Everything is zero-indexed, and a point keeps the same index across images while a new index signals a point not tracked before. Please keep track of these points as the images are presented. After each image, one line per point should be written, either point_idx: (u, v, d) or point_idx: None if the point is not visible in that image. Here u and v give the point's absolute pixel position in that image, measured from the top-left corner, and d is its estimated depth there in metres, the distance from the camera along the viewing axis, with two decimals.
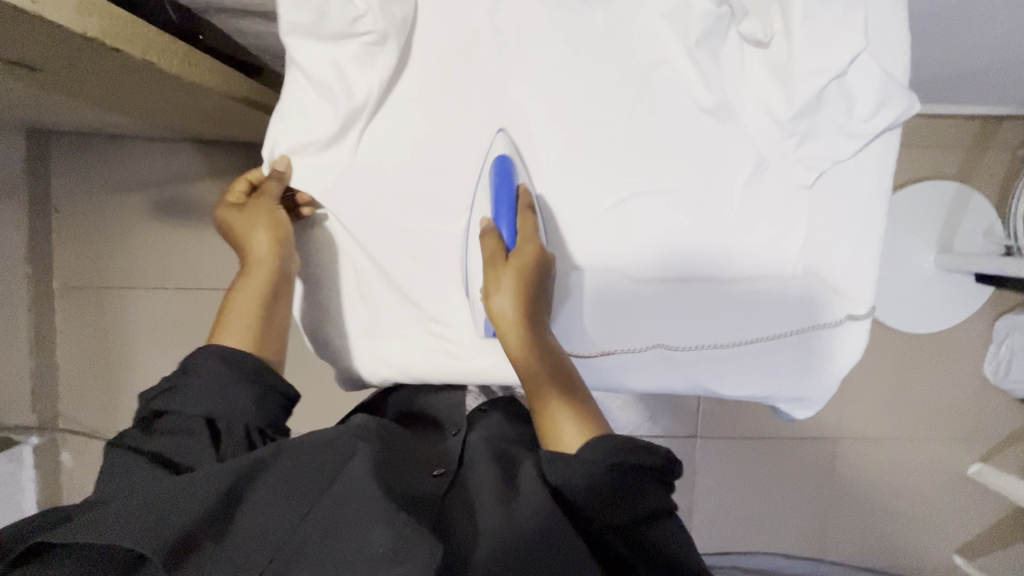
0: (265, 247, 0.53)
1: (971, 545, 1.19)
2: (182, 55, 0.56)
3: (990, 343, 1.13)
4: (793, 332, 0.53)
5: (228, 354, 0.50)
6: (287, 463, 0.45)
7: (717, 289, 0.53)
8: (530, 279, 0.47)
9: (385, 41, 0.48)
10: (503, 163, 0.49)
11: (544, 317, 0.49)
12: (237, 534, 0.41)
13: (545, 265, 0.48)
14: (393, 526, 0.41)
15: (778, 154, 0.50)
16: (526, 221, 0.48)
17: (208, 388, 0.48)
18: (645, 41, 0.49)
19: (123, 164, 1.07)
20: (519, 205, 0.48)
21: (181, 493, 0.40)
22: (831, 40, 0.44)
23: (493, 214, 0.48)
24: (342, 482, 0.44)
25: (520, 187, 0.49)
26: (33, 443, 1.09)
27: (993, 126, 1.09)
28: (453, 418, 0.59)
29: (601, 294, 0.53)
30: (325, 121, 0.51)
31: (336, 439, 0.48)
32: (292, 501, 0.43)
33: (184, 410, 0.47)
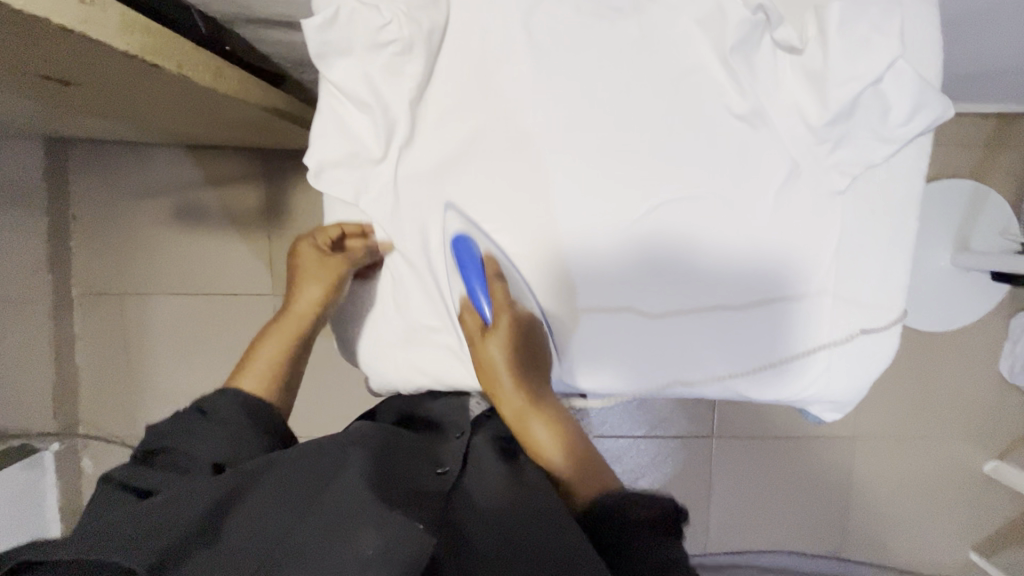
0: (313, 304, 0.57)
1: (988, 542, 1.19)
2: (214, 67, 0.57)
3: (1006, 341, 1.13)
4: (828, 340, 0.53)
5: (250, 399, 0.52)
6: (280, 467, 0.44)
7: (753, 298, 0.53)
8: (509, 350, 0.51)
9: (415, 50, 0.49)
10: (462, 241, 0.51)
11: (536, 379, 0.52)
12: (225, 539, 0.38)
13: (524, 328, 0.52)
14: (384, 527, 0.38)
15: (812, 159, 0.50)
16: (497, 290, 0.51)
17: (224, 433, 0.48)
18: (678, 48, 0.49)
19: (141, 171, 1.08)
20: (488, 272, 0.51)
21: (177, 513, 0.38)
22: (867, 47, 0.45)
23: (467, 291, 0.52)
24: (335, 485, 0.42)
25: (485, 256, 0.52)
26: (54, 449, 1.09)
27: (1010, 123, 1.08)
28: (458, 422, 0.55)
29: (596, 329, 0.54)
30: (365, 135, 0.52)
31: (326, 445, 0.46)
32: (285, 502, 0.41)
33: (187, 448, 0.47)
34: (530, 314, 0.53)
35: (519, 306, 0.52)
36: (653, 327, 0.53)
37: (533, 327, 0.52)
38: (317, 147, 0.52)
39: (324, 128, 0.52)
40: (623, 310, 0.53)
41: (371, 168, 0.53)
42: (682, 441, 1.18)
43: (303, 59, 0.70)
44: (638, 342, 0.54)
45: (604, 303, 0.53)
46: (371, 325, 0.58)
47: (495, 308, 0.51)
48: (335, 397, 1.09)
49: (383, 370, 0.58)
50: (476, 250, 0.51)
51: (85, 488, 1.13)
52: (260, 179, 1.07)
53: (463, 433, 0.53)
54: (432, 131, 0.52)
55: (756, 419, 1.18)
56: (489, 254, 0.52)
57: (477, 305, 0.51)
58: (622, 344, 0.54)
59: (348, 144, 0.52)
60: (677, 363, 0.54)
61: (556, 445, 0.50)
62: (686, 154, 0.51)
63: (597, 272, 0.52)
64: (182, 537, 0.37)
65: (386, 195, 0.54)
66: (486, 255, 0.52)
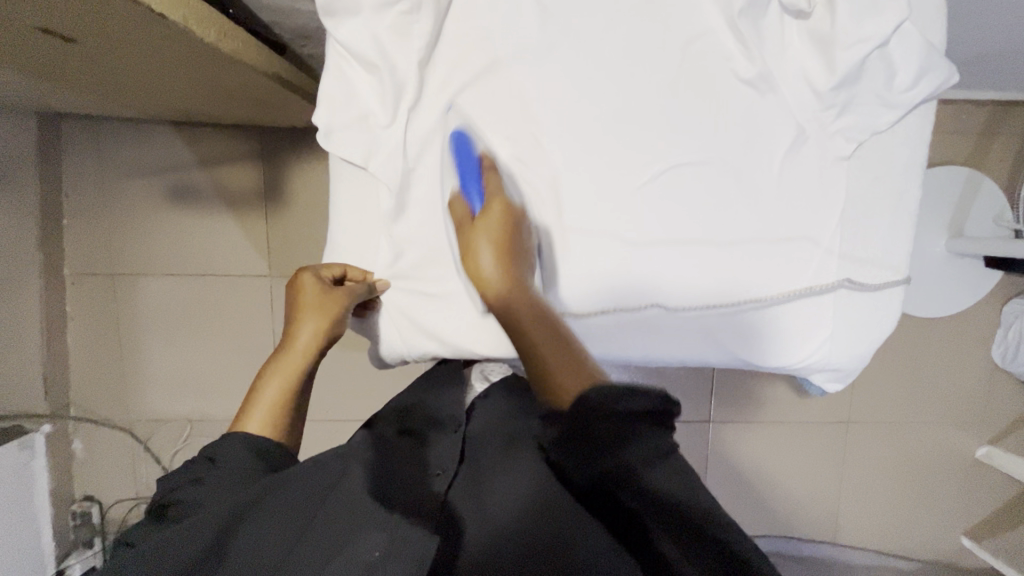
0: (317, 340, 0.52)
1: (980, 526, 1.20)
2: (219, 27, 0.56)
3: (999, 327, 1.14)
4: (831, 303, 0.54)
5: (253, 440, 0.47)
6: (280, 484, 0.42)
7: (742, 271, 0.53)
8: (497, 237, 0.47)
9: (424, 9, 0.49)
10: (460, 136, 0.50)
11: (526, 271, 0.48)
12: (237, 562, 0.38)
13: (515, 219, 0.49)
14: (387, 532, 0.39)
15: (817, 126, 0.51)
16: (490, 179, 0.49)
17: (234, 482, 0.44)
18: (686, 12, 0.49)
19: (137, 148, 1.06)
20: (482, 167, 0.49)
21: (180, 536, 0.38)
22: (875, 8, 0.45)
23: (460, 186, 0.49)
24: (334, 498, 0.42)
25: (482, 154, 0.50)
26: (45, 432, 1.07)
27: (1004, 111, 1.10)
28: (456, 417, 0.52)
29: (633, 339, 0.55)
30: (374, 96, 0.52)
31: (324, 462, 0.45)
32: (287, 524, 0.40)
33: (196, 495, 0.43)
34: (521, 211, 0.50)
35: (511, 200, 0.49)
36: (685, 319, 0.54)
37: (524, 222, 0.50)
38: (324, 112, 0.52)
39: (331, 90, 0.52)
40: (615, 283, 0.53)
41: (380, 133, 0.53)
42: (679, 426, 1.19)
43: (306, 29, 0.70)
44: (617, 332, 0.54)
45: (608, 269, 0.52)
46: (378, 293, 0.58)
47: (486, 197, 0.49)
48: (333, 379, 1.08)
49: (388, 336, 0.58)
50: (473, 147, 0.50)
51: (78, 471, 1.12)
52: (258, 158, 1.06)
53: (459, 426, 0.52)
54: (440, 93, 0.52)
55: (754, 404, 1.18)
56: (487, 154, 0.51)
57: (468, 197, 0.49)
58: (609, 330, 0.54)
59: (357, 108, 0.52)
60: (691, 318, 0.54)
61: (544, 336, 0.42)
62: (694, 119, 0.50)
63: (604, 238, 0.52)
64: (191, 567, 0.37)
65: (394, 157, 0.53)
66: (482, 154, 0.50)
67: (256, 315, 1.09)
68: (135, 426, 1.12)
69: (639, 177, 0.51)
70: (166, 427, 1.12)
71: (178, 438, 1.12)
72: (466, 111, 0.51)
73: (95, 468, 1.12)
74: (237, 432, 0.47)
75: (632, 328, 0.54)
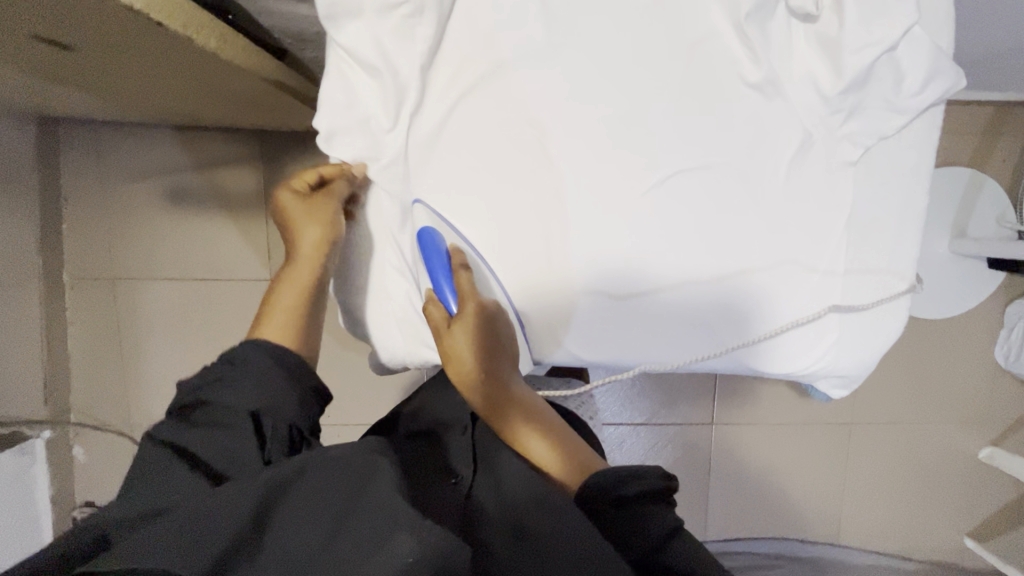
0: (316, 247, 0.56)
1: (983, 527, 1.20)
2: (219, 33, 0.55)
3: (1001, 328, 1.14)
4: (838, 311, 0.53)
5: (272, 351, 0.54)
6: (317, 470, 0.40)
7: (745, 278, 0.52)
8: (475, 341, 0.50)
9: (426, 13, 0.47)
10: (429, 236, 0.51)
11: (506, 366, 0.52)
12: (270, 549, 0.35)
13: (490, 317, 0.51)
14: (420, 533, 0.34)
15: (824, 129, 0.50)
16: (462, 280, 0.50)
17: (259, 382, 0.52)
18: (693, 15, 0.48)
19: (135, 152, 1.06)
20: (452, 263, 0.51)
21: (212, 515, 0.36)
22: (882, 12, 0.44)
23: (433, 285, 0.51)
24: (373, 489, 0.38)
25: (451, 249, 0.51)
26: (45, 438, 1.07)
27: (1007, 111, 1.09)
28: (461, 419, 0.56)
29: (638, 349, 0.54)
30: (376, 101, 0.51)
31: (356, 454, 0.42)
32: (322, 514, 0.37)
33: (226, 404, 0.49)
34: (496, 304, 0.52)
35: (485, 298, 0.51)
36: (687, 324, 0.53)
37: (500, 314, 0.52)
38: (324, 118, 0.51)
39: (331, 95, 0.50)
40: (613, 286, 0.52)
41: (382, 137, 0.52)
42: (682, 427, 1.18)
43: (305, 33, 0.69)
44: (612, 326, 0.54)
45: (602, 271, 0.52)
46: (380, 302, 0.58)
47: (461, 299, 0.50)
48: (335, 384, 1.07)
49: (386, 345, 0.59)
50: (442, 243, 0.51)
51: (78, 476, 1.11)
52: (258, 162, 1.05)
53: (466, 429, 0.55)
54: (442, 98, 0.51)
55: (756, 406, 1.18)
56: (456, 246, 0.52)
57: (443, 297, 0.51)
58: (600, 326, 0.54)
59: (359, 113, 0.51)
60: (693, 323, 0.53)
61: (528, 433, 0.51)
62: (699, 123, 0.50)
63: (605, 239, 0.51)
64: (223, 553, 0.34)
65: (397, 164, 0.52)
66: (452, 248, 0.52)
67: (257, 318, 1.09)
68: (137, 431, 1.12)
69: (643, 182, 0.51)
70: None
71: None
72: (430, 205, 0.53)
73: (95, 474, 1.12)
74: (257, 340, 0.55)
75: (635, 338, 0.54)
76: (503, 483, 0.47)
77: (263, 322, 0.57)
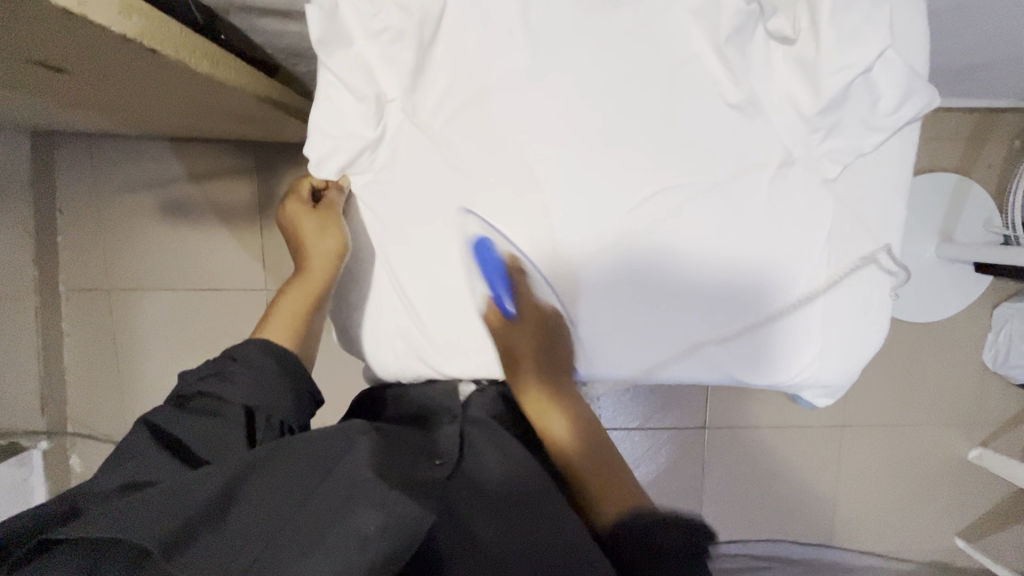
0: (325, 261, 0.58)
1: (973, 527, 1.22)
2: (211, 55, 0.56)
3: (989, 330, 1.16)
4: (822, 310, 0.55)
5: (271, 346, 0.55)
6: (284, 451, 0.43)
7: (732, 281, 0.54)
8: (534, 352, 0.54)
9: (410, 38, 0.48)
10: (482, 245, 0.52)
11: (562, 379, 0.56)
12: (235, 522, 0.39)
13: (548, 327, 0.54)
14: (382, 508, 0.37)
15: (804, 148, 0.51)
16: (521, 289, 0.53)
17: (258, 379, 0.52)
18: (674, 38, 0.49)
19: (129, 164, 1.07)
20: (508, 270, 0.53)
21: (190, 488, 0.40)
22: (859, 36, 0.46)
23: (490, 291, 0.54)
24: (338, 472, 0.40)
25: (505, 255, 0.52)
26: (43, 449, 1.08)
27: (993, 118, 1.11)
28: (452, 407, 0.55)
29: (632, 359, 0.56)
30: (361, 125, 0.50)
31: (330, 436, 0.44)
32: (287, 494, 0.40)
33: (226, 397, 0.50)
34: (553, 313, 0.54)
35: (545, 309, 0.54)
36: (684, 337, 0.55)
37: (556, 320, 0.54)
38: (313, 144, 0.51)
39: (320, 120, 0.50)
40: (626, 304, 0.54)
41: (370, 156, 0.52)
42: (675, 431, 1.20)
43: (296, 49, 0.70)
44: (626, 339, 0.55)
45: (598, 285, 0.53)
46: (370, 315, 0.59)
47: (519, 307, 0.54)
48: (331, 392, 1.08)
49: (377, 356, 0.59)
50: (495, 252, 0.52)
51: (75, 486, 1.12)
52: (252, 172, 1.06)
53: (456, 418, 0.53)
54: (431, 120, 0.51)
55: (748, 408, 1.19)
56: (510, 254, 0.52)
57: (500, 302, 0.54)
58: (613, 338, 0.55)
59: (346, 139, 0.50)
60: (693, 336, 0.55)
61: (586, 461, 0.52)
62: (682, 142, 0.51)
63: (630, 277, 0.53)
64: (192, 523, 0.38)
65: (383, 184, 0.53)
66: (505, 256, 0.52)
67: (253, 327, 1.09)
68: None
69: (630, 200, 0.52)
70: None
71: None
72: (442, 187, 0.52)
73: None
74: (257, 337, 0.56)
75: (633, 349, 0.55)
76: (477, 477, 0.46)
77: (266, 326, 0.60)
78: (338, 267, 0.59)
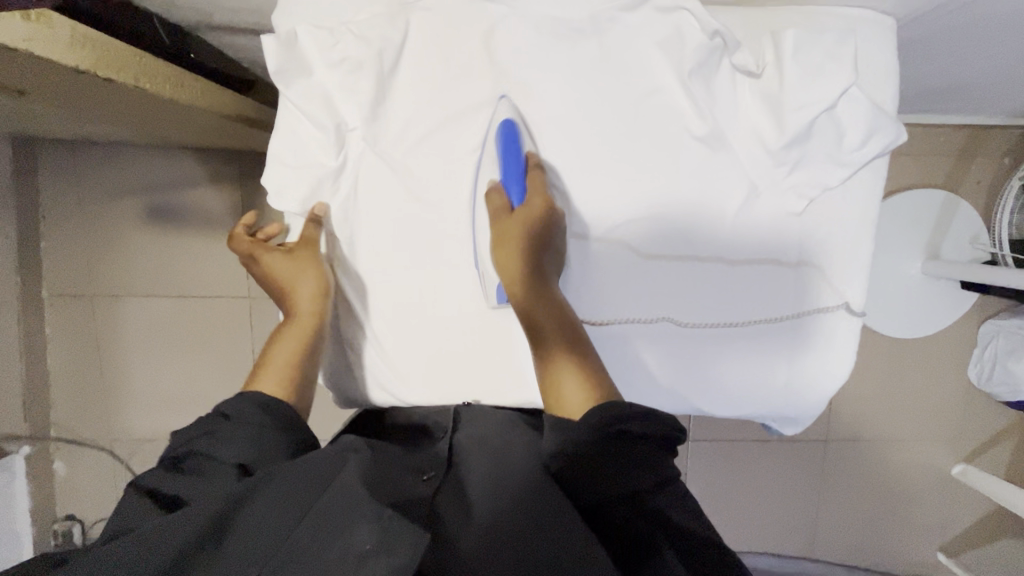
0: (311, 299, 0.52)
1: (955, 542, 1.22)
2: (174, 78, 0.56)
3: (975, 346, 1.16)
4: (785, 340, 0.54)
5: (265, 399, 0.48)
6: (284, 472, 0.40)
7: (694, 309, 0.53)
8: (534, 239, 0.48)
9: (369, 65, 0.48)
10: (508, 129, 0.48)
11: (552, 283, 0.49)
12: (231, 551, 0.35)
13: (552, 221, 0.49)
14: (378, 523, 0.35)
15: (770, 181, 0.51)
16: (534, 178, 0.49)
17: (250, 436, 0.44)
18: (639, 69, 0.48)
19: (112, 171, 1.06)
20: (528, 165, 0.49)
21: (176, 523, 0.36)
22: (823, 74, 0.46)
23: (503, 178, 0.49)
24: (333, 489, 0.38)
25: (527, 153, 0.49)
26: (25, 454, 1.08)
27: (981, 134, 1.10)
28: (444, 423, 0.53)
29: (613, 316, 0.53)
30: (322, 154, 0.50)
31: (327, 453, 0.42)
32: (281, 513, 0.37)
33: (215, 448, 0.43)
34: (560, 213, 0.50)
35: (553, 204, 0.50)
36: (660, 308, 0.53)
37: (556, 225, 0.49)
38: (271, 175, 0.51)
39: (281, 148, 0.51)
40: (633, 316, 0.53)
41: (329, 184, 0.51)
42: None
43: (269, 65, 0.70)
44: (641, 291, 0.53)
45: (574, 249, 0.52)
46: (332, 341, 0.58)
47: (526, 195, 0.49)
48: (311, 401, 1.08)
49: (339, 384, 0.58)
50: (520, 145, 0.49)
51: (58, 491, 1.12)
52: (234, 180, 1.05)
53: (448, 436, 0.50)
54: (392, 149, 0.50)
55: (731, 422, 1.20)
56: (533, 154, 0.49)
57: (508, 189, 0.49)
58: (624, 371, 0.54)
59: (305, 168, 0.51)
60: (675, 302, 0.53)
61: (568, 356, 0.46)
62: (648, 174, 0.50)
63: (646, 311, 0.53)
64: (185, 553, 0.35)
65: (343, 211, 0.52)
66: (528, 154, 0.49)
67: (236, 335, 1.09)
68: (117, 446, 1.12)
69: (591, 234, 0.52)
70: (148, 447, 1.12)
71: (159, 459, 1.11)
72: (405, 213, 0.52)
73: (75, 489, 1.13)
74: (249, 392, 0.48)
75: (614, 313, 0.53)
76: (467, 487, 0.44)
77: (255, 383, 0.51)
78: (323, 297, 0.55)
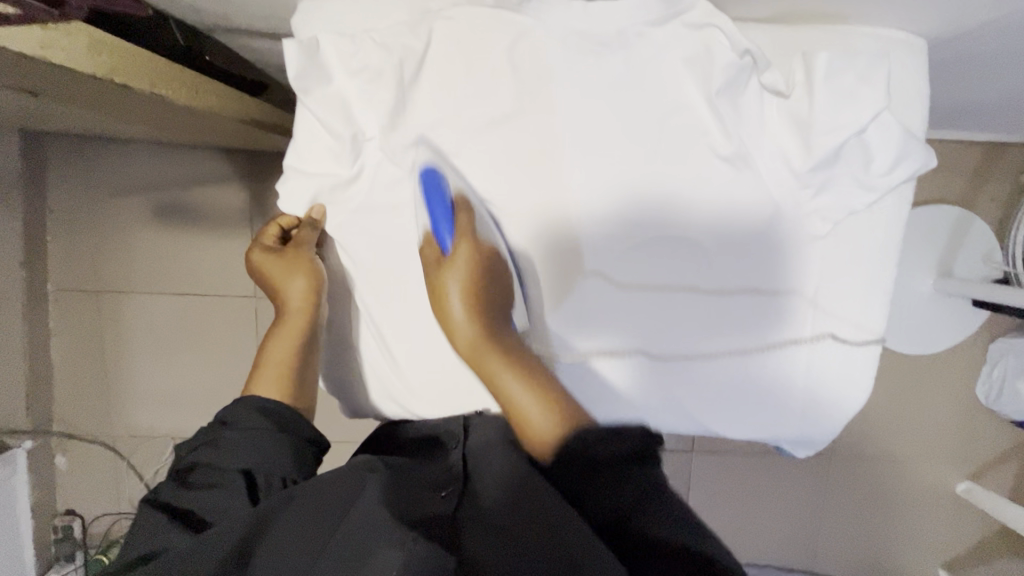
0: (303, 301, 0.54)
1: (958, 559, 1.21)
2: (190, 81, 0.56)
3: (984, 365, 1.15)
4: (803, 366, 0.53)
5: (262, 405, 0.50)
6: (303, 496, 0.41)
7: (708, 331, 0.53)
8: (466, 280, 0.48)
9: (390, 74, 0.47)
10: (429, 176, 0.48)
11: (496, 318, 0.49)
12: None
13: (484, 259, 0.48)
14: (404, 547, 0.35)
15: (794, 203, 0.50)
16: (460, 218, 0.48)
17: (252, 444, 0.47)
18: (664, 86, 0.48)
19: (120, 168, 1.06)
20: (454, 206, 0.48)
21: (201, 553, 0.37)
22: (852, 99, 0.45)
23: (432, 226, 0.49)
24: (353, 516, 0.39)
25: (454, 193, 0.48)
26: (27, 448, 1.06)
27: (997, 152, 1.09)
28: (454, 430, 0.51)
29: (589, 338, 0.52)
30: (340, 163, 0.50)
31: (342, 475, 0.43)
32: (304, 542, 0.37)
33: (222, 460, 0.46)
34: (494, 248, 0.49)
35: (482, 238, 0.49)
36: (636, 334, 0.52)
37: (497, 263, 0.49)
38: (289, 181, 0.53)
39: (303, 156, 0.51)
40: (606, 337, 0.52)
41: (346, 193, 0.52)
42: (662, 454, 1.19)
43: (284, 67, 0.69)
44: (615, 318, 0.52)
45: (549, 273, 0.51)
46: (343, 350, 0.57)
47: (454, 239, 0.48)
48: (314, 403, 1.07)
49: (349, 393, 0.57)
50: (444, 187, 0.48)
51: (60, 485, 1.12)
52: (243, 178, 1.04)
53: (458, 444, 0.49)
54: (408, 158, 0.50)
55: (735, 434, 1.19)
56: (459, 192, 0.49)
57: (438, 237, 0.49)
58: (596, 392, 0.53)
59: (322, 175, 0.51)
60: (657, 331, 0.52)
61: (526, 392, 0.45)
62: (670, 193, 0.49)
63: (619, 337, 0.52)
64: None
65: (356, 221, 0.52)
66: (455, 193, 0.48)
67: (240, 334, 1.08)
68: (119, 442, 1.11)
69: (584, 295, 0.51)
70: (150, 444, 1.12)
71: (161, 455, 1.11)
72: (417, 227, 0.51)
73: (76, 484, 1.12)
74: (248, 397, 0.51)
75: (587, 342, 0.52)
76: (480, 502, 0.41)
77: (254, 386, 0.54)
78: (326, 304, 0.56)
